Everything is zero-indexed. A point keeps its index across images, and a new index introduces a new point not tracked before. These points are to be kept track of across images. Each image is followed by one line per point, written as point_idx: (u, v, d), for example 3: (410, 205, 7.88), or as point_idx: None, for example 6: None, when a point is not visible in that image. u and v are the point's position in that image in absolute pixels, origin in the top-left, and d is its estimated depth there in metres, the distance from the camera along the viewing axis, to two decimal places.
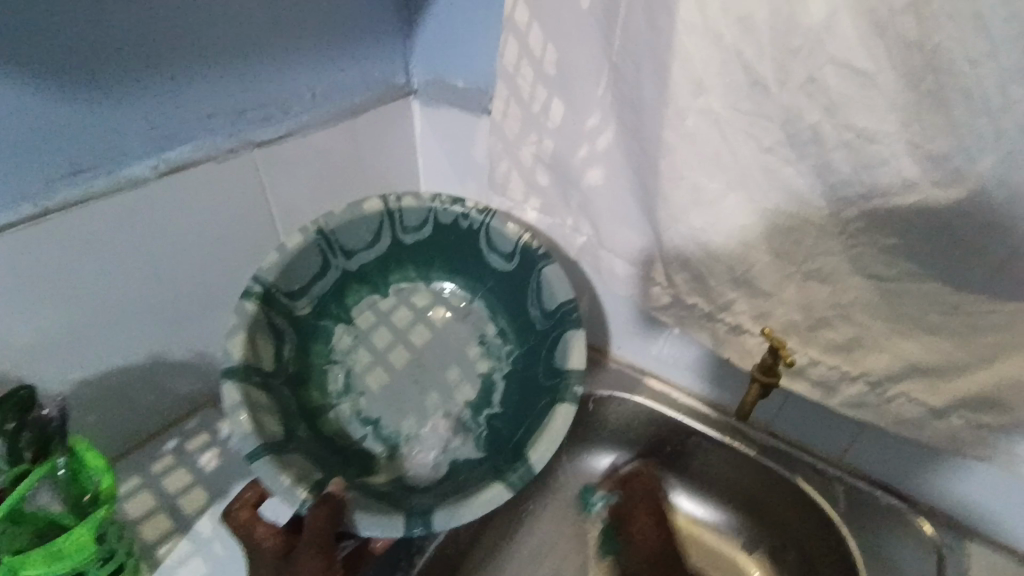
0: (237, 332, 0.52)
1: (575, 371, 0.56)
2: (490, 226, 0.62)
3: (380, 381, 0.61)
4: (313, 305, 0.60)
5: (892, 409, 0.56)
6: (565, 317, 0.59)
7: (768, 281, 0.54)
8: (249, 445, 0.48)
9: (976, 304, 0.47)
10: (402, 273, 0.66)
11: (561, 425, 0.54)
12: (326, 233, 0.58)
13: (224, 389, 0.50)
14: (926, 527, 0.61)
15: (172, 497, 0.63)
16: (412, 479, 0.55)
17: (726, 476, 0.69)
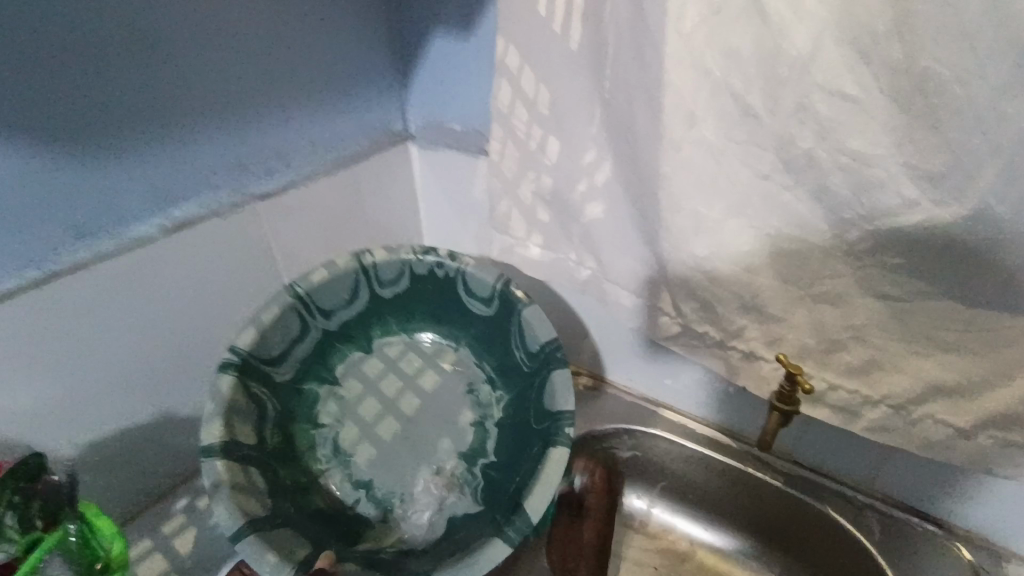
0: (214, 411, 0.52)
1: (566, 411, 0.55)
2: (465, 273, 0.63)
3: (370, 440, 0.61)
4: (296, 370, 0.61)
5: (917, 433, 0.50)
6: (550, 356, 0.58)
7: (776, 304, 0.49)
8: (231, 526, 0.47)
9: (992, 319, 0.42)
10: (384, 327, 0.67)
11: (556, 473, 0.51)
12: (303, 295, 0.60)
13: (204, 472, 0.49)
14: (963, 553, 0.57)
15: (183, 559, 0.63)
16: (409, 543, 0.54)
17: (749, 505, 0.66)
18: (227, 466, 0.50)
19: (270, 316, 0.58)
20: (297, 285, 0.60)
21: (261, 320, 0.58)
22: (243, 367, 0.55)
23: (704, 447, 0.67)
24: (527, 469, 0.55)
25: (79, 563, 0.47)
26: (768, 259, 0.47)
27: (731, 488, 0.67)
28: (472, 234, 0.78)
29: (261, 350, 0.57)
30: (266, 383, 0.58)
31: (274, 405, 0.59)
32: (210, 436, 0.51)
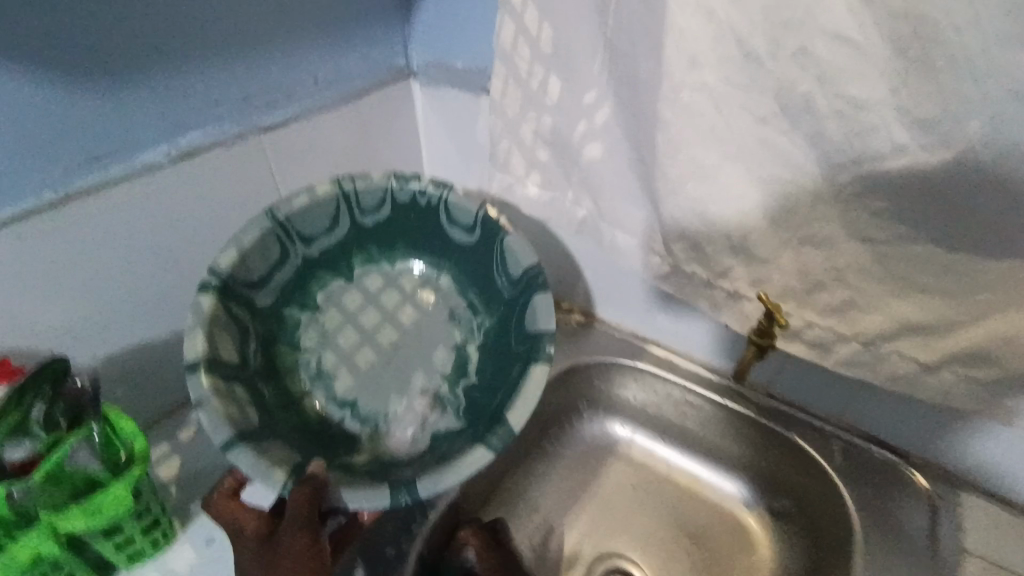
0: (196, 329, 0.55)
1: (547, 331, 0.59)
2: (448, 200, 0.65)
3: (352, 364, 0.64)
4: (276, 296, 0.63)
5: (885, 368, 0.53)
6: (532, 282, 0.62)
7: (764, 248, 0.51)
8: (221, 436, 0.51)
9: (968, 264, 0.44)
10: (365, 257, 0.68)
11: (535, 388, 0.56)
12: (283, 220, 0.61)
13: (190, 387, 0.52)
14: (920, 481, 0.59)
15: (200, 462, 0.67)
16: (392, 456, 0.59)
17: (721, 434, 0.69)
18: (211, 382, 0.53)
19: (251, 237, 0.59)
20: (275, 210, 0.60)
21: (242, 243, 0.59)
22: (224, 290, 0.57)
23: (684, 378, 0.70)
24: (506, 389, 0.59)
25: (105, 457, 0.52)
26: (760, 202, 0.48)
27: (706, 418, 0.69)
28: (472, 171, 0.79)
29: (241, 275, 0.59)
30: (248, 308, 0.60)
31: (255, 328, 0.61)
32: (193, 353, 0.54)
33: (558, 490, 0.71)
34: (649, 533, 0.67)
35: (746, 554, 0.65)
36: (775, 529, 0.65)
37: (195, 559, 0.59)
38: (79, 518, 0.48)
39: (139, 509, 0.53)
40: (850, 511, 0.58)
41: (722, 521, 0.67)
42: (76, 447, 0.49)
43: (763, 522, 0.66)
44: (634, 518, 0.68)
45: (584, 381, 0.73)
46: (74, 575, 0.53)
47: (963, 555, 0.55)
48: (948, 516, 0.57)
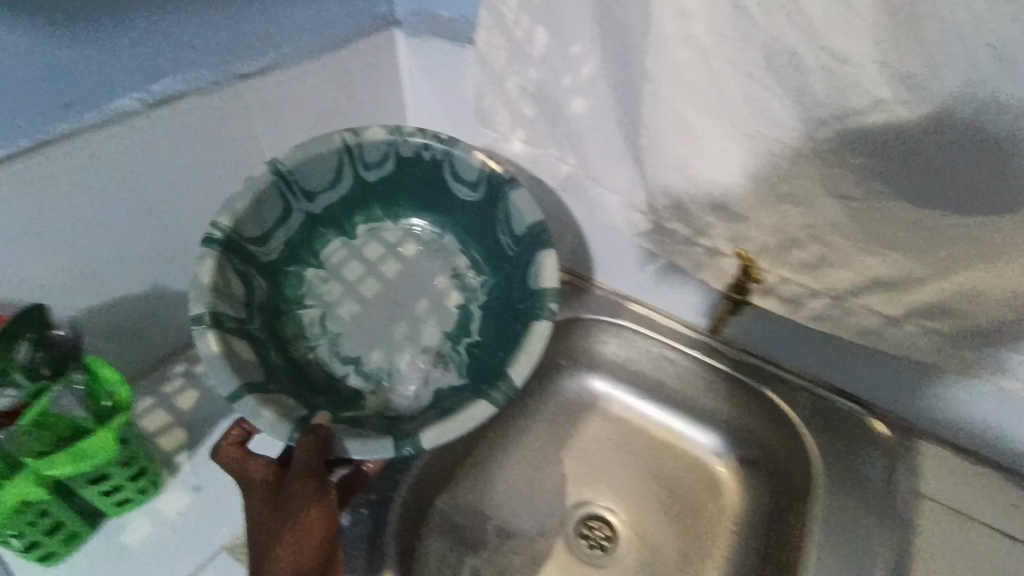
0: (204, 281, 0.55)
1: (551, 288, 0.58)
2: (453, 155, 0.63)
3: (356, 321, 0.65)
4: (281, 252, 0.64)
5: (853, 323, 0.55)
6: (537, 239, 0.60)
7: (745, 206, 0.52)
8: (229, 387, 0.51)
9: (938, 219, 0.45)
10: (369, 214, 0.69)
11: (538, 346, 0.56)
12: (285, 174, 0.60)
13: (198, 338, 0.52)
14: (881, 430, 0.62)
15: (184, 415, 0.67)
16: (397, 410, 0.59)
17: (695, 386, 0.71)
18: (217, 335, 0.53)
19: (253, 190, 0.58)
20: (278, 163, 0.60)
21: (243, 196, 0.58)
22: (228, 243, 0.57)
23: (663, 336, 0.71)
24: (510, 347, 0.59)
25: (87, 405, 0.54)
26: (743, 160, 0.49)
27: (681, 373, 0.72)
28: (457, 128, 0.78)
29: (244, 228, 0.58)
30: (253, 263, 0.60)
31: (261, 282, 0.61)
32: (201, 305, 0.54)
33: (539, 443, 0.73)
34: (625, 482, 0.70)
35: (715, 502, 0.67)
36: (743, 477, 0.68)
37: (185, 502, 0.61)
38: (66, 463, 0.47)
39: (125, 456, 0.54)
40: (815, 459, 0.60)
41: (694, 470, 0.70)
42: (60, 391, 0.51)
43: (733, 471, 0.69)
44: (611, 468, 0.71)
45: (566, 337, 0.74)
46: (63, 520, 0.54)
47: (919, 500, 0.58)
48: (906, 464, 0.60)
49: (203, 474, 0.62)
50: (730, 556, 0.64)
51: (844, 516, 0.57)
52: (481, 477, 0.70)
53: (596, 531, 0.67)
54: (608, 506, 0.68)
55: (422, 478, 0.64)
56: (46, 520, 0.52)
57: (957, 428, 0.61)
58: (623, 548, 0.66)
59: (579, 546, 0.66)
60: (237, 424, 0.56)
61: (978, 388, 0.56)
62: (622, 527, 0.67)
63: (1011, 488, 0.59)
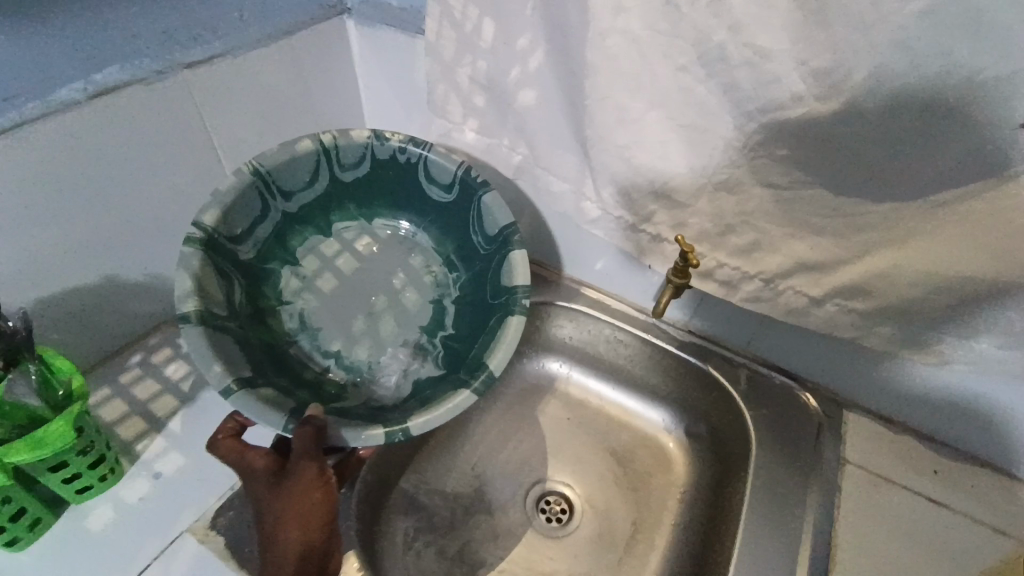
0: (187, 279, 0.54)
1: (523, 285, 0.58)
2: (429, 158, 0.63)
3: (335, 315, 0.64)
4: (257, 250, 0.62)
5: (782, 303, 0.58)
6: (508, 239, 0.61)
7: (683, 193, 0.55)
8: (222, 382, 0.50)
9: (854, 206, 0.49)
10: (343, 212, 0.68)
11: (512, 337, 0.56)
12: (263, 173, 0.59)
13: (183, 336, 0.51)
14: (811, 404, 0.66)
15: (144, 403, 0.68)
16: (378, 400, 0.59)
17: (646, 368, 0.74)
18: (203, 332, 0.52)
19: (233, 188, 0.58)
20: (257, 163, 0.59)
21: (222, 194, 0.58)
22: (210, 242, 0.56)
23: (615, 319, 0.73)
24: (485, 339, 0.59)
25: (42, 395, 0.54)
26: (678, 147, 0.52)
27: (631, 355, 0.74)
28: (414, 116, 0.78)
29: (225, 227, 0.58)
30: (231, 260, 0.59)
31: (239, 281, 0.60)
32: (187, 303, 0.53)
33: (496, 424, 0.75)
34: (581, 457, 0.74)
35: (664, 474, 0.71)
36: (689, 449, 0.72)
37: (146, 488, 0.62)
38: (24, 450, 0.49)
39: (83, 445, 0.55)
40: (750, 432, 0.65)
41: (645, 444, 0.73)
42: (13, 381, 0.52)
43: (679, 444, 0.72)
44: (567, 445, 0.74)
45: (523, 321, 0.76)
46: (25, 507, 0.55)
47: (843, 464, 0.62)
48: (833, 433, 0.64)
49: (162, 461, 0.64)
50: (677, 522, 0.68)
51: (773, 478, 0.61)
52: (442, 457, 0.72)
53: (553, 505, 0.70)
54: (564, 482, 0.72)
55: (382, 461, 0.67)
56: (9, 506, 0.53)
57: (882, 402, 0.65)
58: (578, 520, 0.69)
59: (535, 520, 0.69)
60: (230, 417, 0.56)
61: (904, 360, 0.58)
62: (577, 500, 0.70)
63: (933, 454, 0.63)
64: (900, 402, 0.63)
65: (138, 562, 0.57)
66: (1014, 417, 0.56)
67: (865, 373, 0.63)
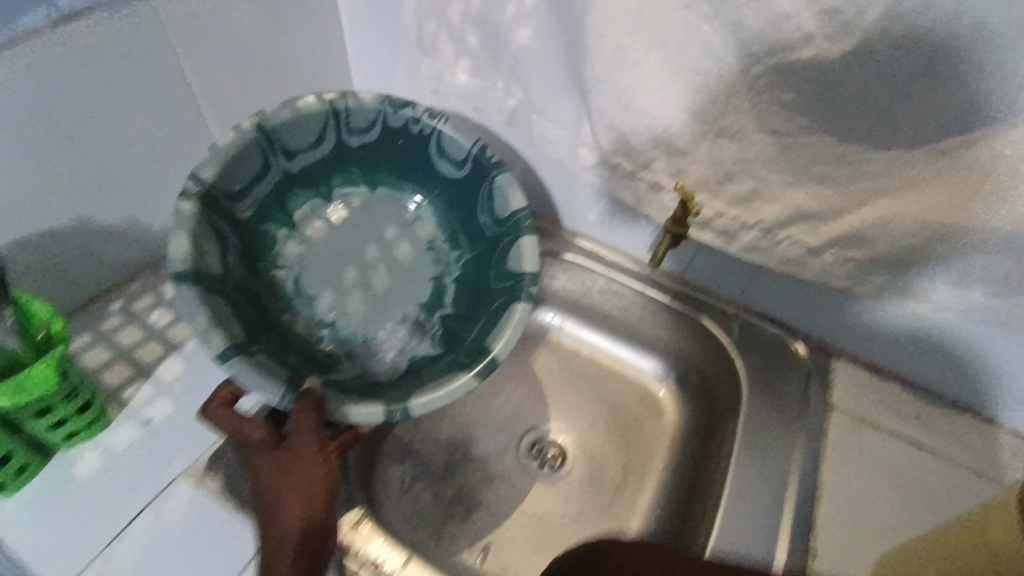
0: (181, 233, 0.52)
1: (529, 271, 0.57)
2: (441, 132, 0.61)
3: (332, 283, 0.62)
4: (256, 209, 0.60)
5: (778, 253, 0.58)
6: (519, 224, 0.59)
7: (683, 139, 0.53)
8: (216, 346, 0.49)
9: (857, 153, 0.48)
10: (346, 176, 0.64)
11: (518, 322, 0.55)
12: (268, 130, 0.57)
13: (177, 294, 0.50)
14: (801, 351, 0.67)
15: (129, 350, 0.66)
16: (374, 375, 0.58)
17: (640, 324, 0.74)
18: (196, 292, 0.51)
19: (234, 144, 0.56)
20: (262, 119, 0.57)
21: (221, 148, 0.56)
22: (207, 199, 0.55)
23: (609, 270, 0.74)
24: (486, 322, 0.58)
25: (22, 339, 0.53)
26: (680, 92, 0.50)
27: (625, 309, 0.74)
28: (403, 61, 0.75)
29: (224, 183, 0.56)
30: (229, 219, 0.57)
31: (235, 241, 0.58)
32: (180, 257, 0.52)
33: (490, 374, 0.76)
34: (573, 407, 0.74)
35: (655, 421, 0.72)
36: (678, 396, 0.73)
37: (135, 435, 0.61)
38: (6, 395, 0.47)
39: (68, 390, 0.54)
40: (742, 380, 0.66)
41: (638, 392, 0.74)
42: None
43: (670, 391, 0.73)
44: (561, 394, 0.75)
45: None
46: (14, 454, 0.54)
47: (828, 409, 0.64)
48: (820, 379, 0.66)
49: (151, 408, 0.63)
50: (666, 466, 0.69)
51: (756, 421, 0.63)
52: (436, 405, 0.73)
53: (546, 450, 0.72)
54: (555, 429, 0.73)
55: None
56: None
57: (868, 350, 0.66)
58: (571, 464, 0.71)
59: (529, 466, 0.70)
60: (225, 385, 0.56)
61: (857, 296, 0.60)
62: (570, 447, 0.72)
63: (916, 400, 0.65)
64: (888, 351, 0.64)
65: (133, 505, 0.57)
66: (991, 365, 0.58)
67: (853, 322, 0.64)
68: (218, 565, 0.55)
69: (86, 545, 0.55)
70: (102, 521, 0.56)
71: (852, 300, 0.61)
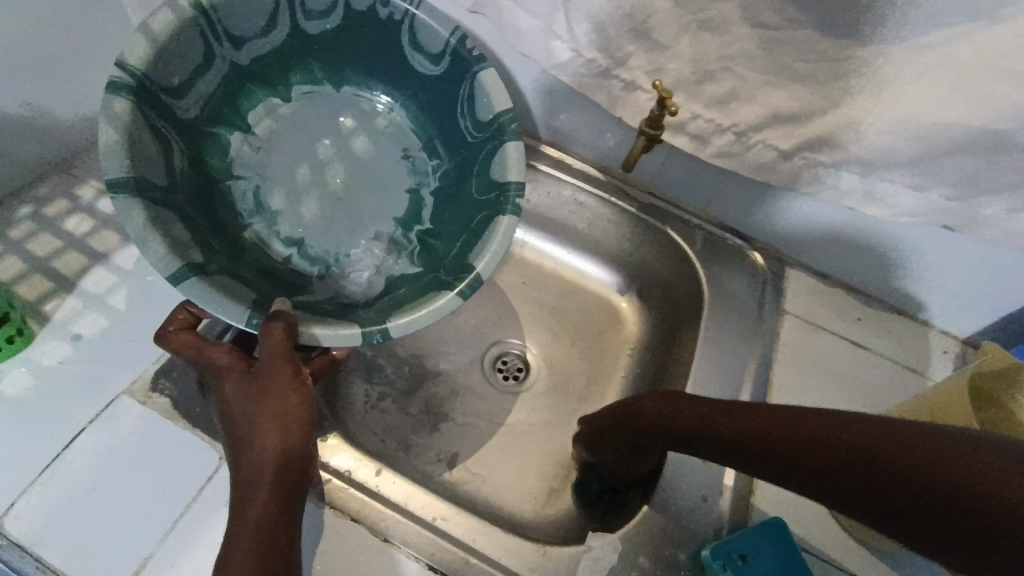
0: (114, 133, 0.44)
1: (515, 181, 0.51)
2: (415, 17, 0.53)
3: (297, 194, 0.56)
4: (202, 108, 0.53)
5: (750, 158, 0.57)
6: (504, 127, 0.53)
7: (665, 31, 0.51)
8: (169, 267, 0.43)
9: (840, 50, 0.46)
10: (305, 72, 0.58)
11: (504, 236, 0.49)
12: (206, 8, 0.49)
13: (117, 206, 0.43)
14: (758, 263, 0.69)
15: (44, 261, 0.59)
16: (348, 295, 0.54)
17: (604, 238, 0.74)
18: (143, 204, 0.44)
19: (167, 25, 0.47)
20: None
21: (150, 32, 0.47)
22: (142, 91, 0.46)
23: (576, 181, 0.71)
24: (469, 238, 0.53)
25: None
26: None
27: (591, 222, 0.73)
28: None
29: (160, 74, 0.48)
30: (170, 119, 0.50)
31: (180, 146, 0.51)
32: (118, 166, 0.44)
33: None
34: (538, 320, 0.74)
35: (616, 332, 0.74)
36: (639, 307, 0.75)
37: (66, 350, 0.56)
38: None
39: None
40: (702, 284, 0.68)
41: (599, 304, 0.75)
42: None
43: (631, 303, 0.75)
44: (525, 307, 0.75)
45: None
46: None
47: (782, 313, 0.67)
48: (775, 286, 0.69)
49: (81, 323, 0.57)
50: (628, 373, 0.72)
51: (717, 324, 0.66)
52: None
53: (510, 363, 0.72)
54: (521, 342, 0.73)
55: None
56: None
57: (821, 259, 0.69)
58: (535, 375, 0.72)
59: (494, 378, 0.71)
60: (181, 308, 0.51)
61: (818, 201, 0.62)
62: (535, 359, 0.73)
63: (858, 303, 0.69)
64: (839, 259, 0.68)
65: (70, 424, 0.52)
66: (914, 267, 0.64)
67: (816, 232, 0.66)
68: (180, 481, 0.51)
69: (23, 467, 0.50)
70: (40, 442, 0.51)
71: (810, 202, 0.63)
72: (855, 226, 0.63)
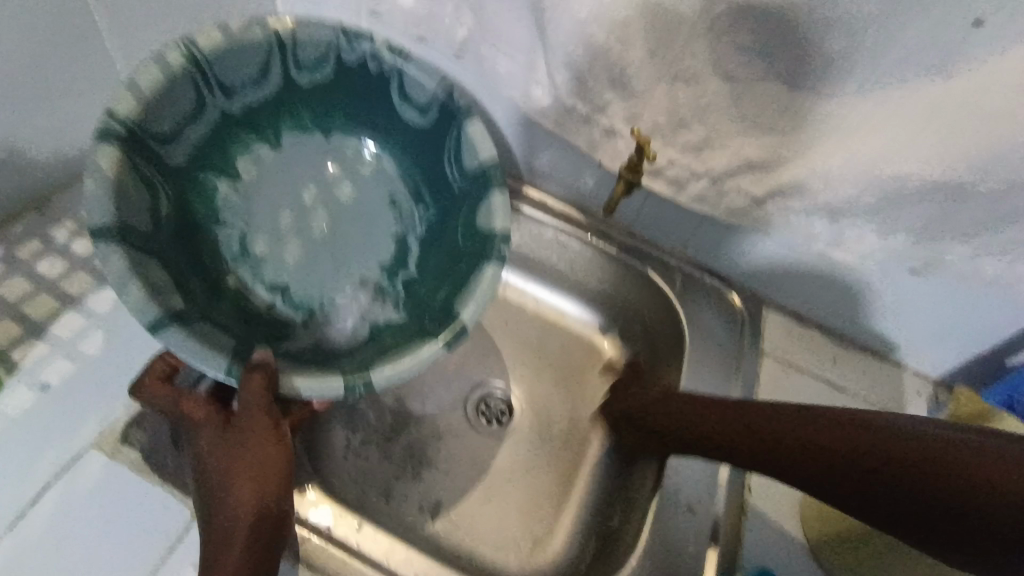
0: (99, 183, 0.43)
1: (501, 229, 0.51)
2: (404, 71, 0.54)
3: (284, 241, 0.57)
4: (190, 157, 0.53)
5: (724, 202, 0.59)
6: (487, 176, 0.53)
7: (641, 81, 0.52)
8: (148, 316, 0.41)
9: (808, 103, 0.48)
10: (295, 119, 0.58)
11: (488, 288, 0.49)
12: (199, 60, 0.49)
13: (100, 256, 0.42)
14: (735, 302, 0.70)
15: (14, 305, 0.57)
16: (332, 346, 0.54)
17: (586, 279, 0.74)
18: (126, 253, 0.43)
19: (158, 77, 0.47)
20: (192, 47, 0.48)
21: (143, 81, 0.47)
22: (132, 140, 0.46)
23: (557, 224, 0.72)
24: (454, 287, 0.53)
25: None
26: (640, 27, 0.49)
27: (573, 262, 0.74)
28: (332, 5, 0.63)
29: (149, 123, 0.47)
30: (158, 165, 0.50)
31: (167, 193, 0.50)
32: (101, 216, 0.43)
33: None
34: (520, 362, 0.74)
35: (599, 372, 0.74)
36: (620, 346, 0.75)
37: (32, 400, 0.53)
38: None
39: None
40: (683, 327, 0.68)
41: (580, 343, 0.75)
42: None
43: (612, 342, 0.75)
44: (507, 348, 0.74)
45: None
46: None
47: (760, 353, 0.68)
48: (753, 326, 0.70)
49: (49, 370, 0.55)
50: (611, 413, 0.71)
51: (698, 366, 0.66)
52: None
53: (492, 407, 0.71)
54: (503, 383, 0.72)
55: None
56: None
57: (798, 301, 0.70)
58: (517, 418, 0.70)
59: (476, 421, 0.69)
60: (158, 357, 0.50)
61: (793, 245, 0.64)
62: (517, 402, 0.72)
63: (833, 342, 0.70)
64: (816, 302, 0.69)
65: (33, 479, 0.50)
66: (885, 311, 0.66)
67: (792, 275, 0.68)
68: (146, 538, 0.49)
69: None
70: None
71: (787, 247, 0.65)
72: (815, 265, 0.65)
